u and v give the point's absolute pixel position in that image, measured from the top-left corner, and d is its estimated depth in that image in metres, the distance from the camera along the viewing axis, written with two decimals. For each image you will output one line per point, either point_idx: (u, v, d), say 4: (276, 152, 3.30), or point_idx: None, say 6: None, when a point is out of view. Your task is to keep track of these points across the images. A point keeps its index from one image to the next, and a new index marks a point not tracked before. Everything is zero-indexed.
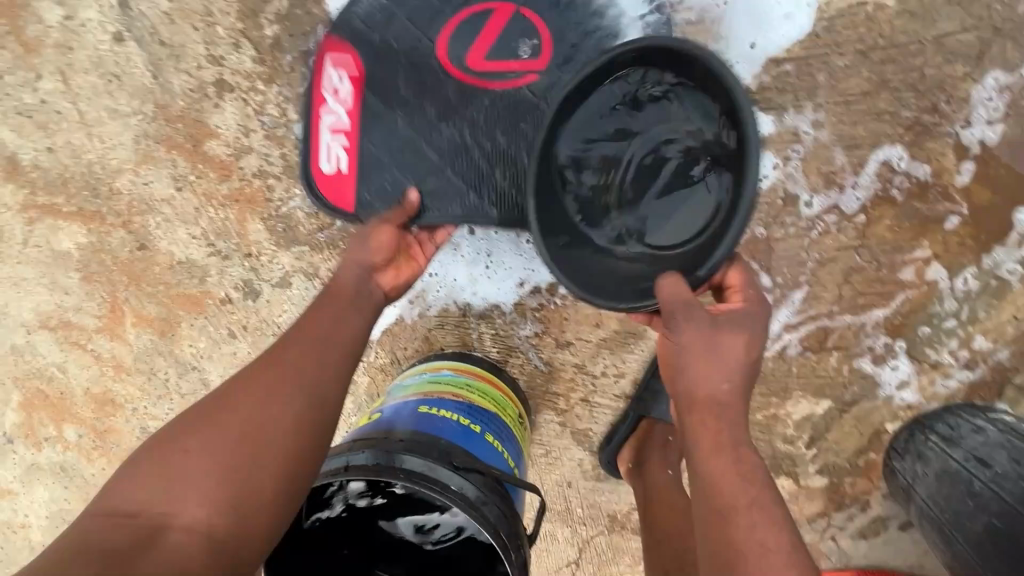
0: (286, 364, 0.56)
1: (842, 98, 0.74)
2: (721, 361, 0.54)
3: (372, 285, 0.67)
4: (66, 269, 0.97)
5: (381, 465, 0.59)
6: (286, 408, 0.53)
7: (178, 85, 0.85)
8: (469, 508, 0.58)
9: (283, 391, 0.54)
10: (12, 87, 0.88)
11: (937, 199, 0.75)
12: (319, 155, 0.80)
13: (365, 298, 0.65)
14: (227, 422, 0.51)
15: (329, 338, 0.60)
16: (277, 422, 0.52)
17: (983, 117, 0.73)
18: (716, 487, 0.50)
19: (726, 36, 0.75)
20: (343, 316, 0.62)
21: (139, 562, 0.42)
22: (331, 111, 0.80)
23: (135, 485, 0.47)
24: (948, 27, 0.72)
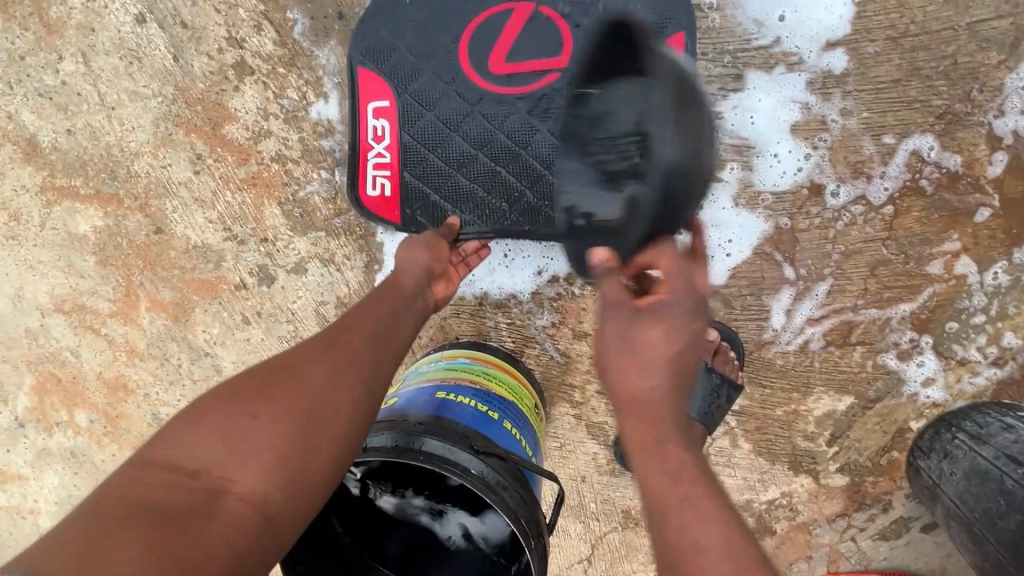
0: (351, 348, 0.57)
1: (872, 86, 0.73)
2: (639, 356, 0.51)
3: (425, 292, 0.69)
4: (82, 252, 0.97)
5: (401, 447, 0.58)
6: (349, 394, 0.53)
7: (199, 68, 0.85)
8: (489, 493, 0.56)
9: (350, 375, 0.54)
10: (34, 68, 0.88)
11: (968, 190, 0.74)
12: (366, 185, 0.82)
13: (416, 304, 0.67)
14: (292, 394, 0.51)
15: (387, 336, 0.61)
16: (338, 404, 0.52)
17: (1017, 106, 0.71)
18: (648, 489, 0.47)
19: (753, 16, 0.74)
20: (398, 315, 0.64)
21: (196, 528, 0.41)
22: (369, 138, 0.81)
23: (195, 442, 0.47)
24: (982, 13, 0.70)
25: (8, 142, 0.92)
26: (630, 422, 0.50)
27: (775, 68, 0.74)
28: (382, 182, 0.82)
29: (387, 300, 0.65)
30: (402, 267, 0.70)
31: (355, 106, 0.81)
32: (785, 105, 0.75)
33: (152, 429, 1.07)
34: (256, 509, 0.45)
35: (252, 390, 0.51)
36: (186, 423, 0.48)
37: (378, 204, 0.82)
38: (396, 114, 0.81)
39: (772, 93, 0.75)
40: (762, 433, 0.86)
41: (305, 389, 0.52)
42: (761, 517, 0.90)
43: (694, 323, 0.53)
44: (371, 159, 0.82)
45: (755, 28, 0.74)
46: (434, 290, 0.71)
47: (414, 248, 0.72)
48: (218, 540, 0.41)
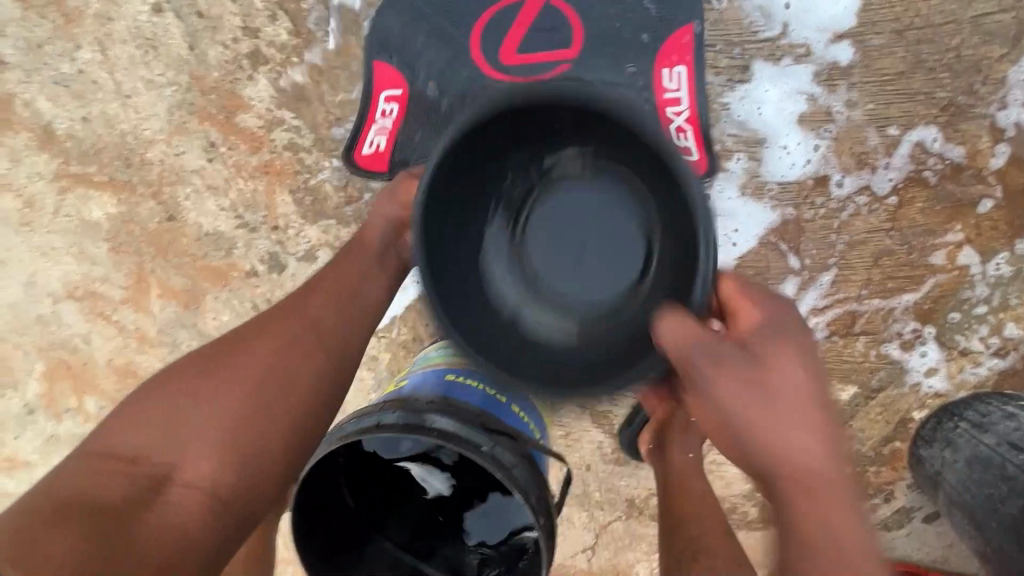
0: (299, 324, 0.63)
1: (877, 78, 0.74)
2: (778, 399, 0.54)
3: (398, 246, 0.70)
4: (95, 239, 0.98)
5: (414, 424, 0.59)
6: (301, 372, 0.61)
7: (214, 56, 0.86)
8: (500, 470, 0.57)
9: (294, 355, 0.61)
10: (50, 57, 0.90)
11: (971, 181, 0.75)
12: (364, 144, 0.85)
13: (386, 262, 0.69)
14: (233, 378, 0.60)
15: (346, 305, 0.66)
16: (280, 394, 0.60)
17: (1019, 98, 0.72)
18: (816, 538, 0.51)
19: (765, 10, 0.75)
20: (361, 282, 0.68)
21: (143, 517, 0.52)
22: (377, 111, 0.84)
23: (144, 428, 0.57)
24: (985, 8, 0.72)
25: (25, 129, 0.93)
26: (791, 475, 0.53)
27: (783, 59, 0.75)
28: (380, 144, 0.85)
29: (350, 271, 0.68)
30: (369, 223, 0.70)
31: (370, 89, 0.84)
32: (792, 96, 0.76)
33: None
34: (202, 493, 0.56)
35: (199, 376, 0.60)
36: (136, 408, 0.58)
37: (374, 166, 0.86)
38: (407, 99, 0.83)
39: (778, 84, 0.76)
40: None
41: (247, 371, 0.60)
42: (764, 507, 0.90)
43: (804, 338, 0.58)
44: (375, 128, 0.84)
45: (767, 21, 0.75)
46: (407, 240, 0.71)
47: (382, 201, 0.70)
48: (165, 528, 0.53)
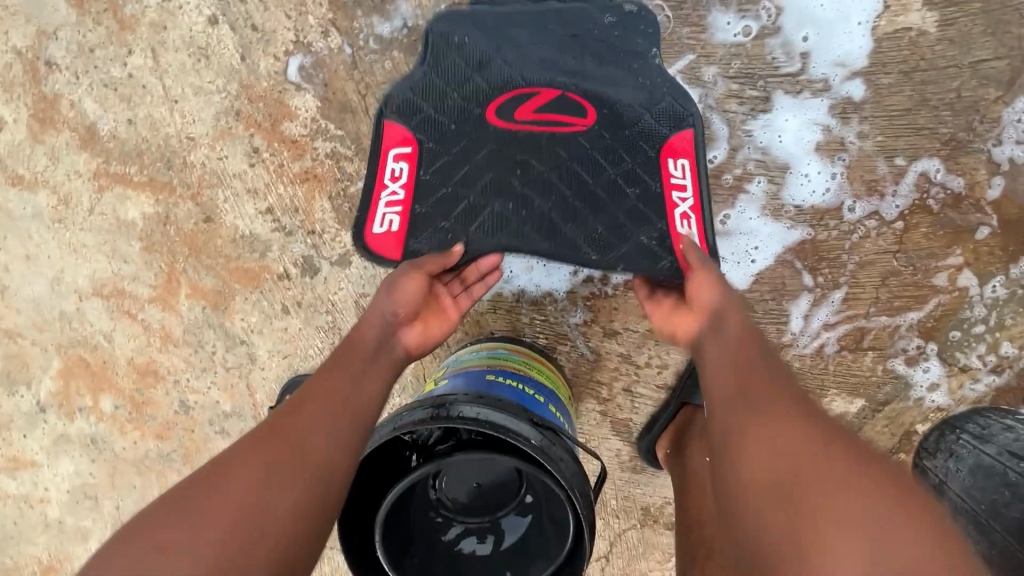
0: (289, 432, 0.57)
1: (886, 113, 0.81)
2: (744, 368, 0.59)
3: (396, 341, 0.72)
4: (128, 237, 1.00)
5: (466, 418, 0.63)
6: (289, 492, 0.53)
7: (265, 67, 0.90)
8: (549, 461, 0.61)
9: (281, 471, 0.54)
10: (102, 61, 0.93)
11: (970, 210, 0.82)
12: (374, 223, 0.81)
13: (387, 355, 0.70)
14: (203, 510, 0.49)
15: (344, 407, 0.61)
16: (265, 517, 0.50)
17: (1013, 136, 0.80)
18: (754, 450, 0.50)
19: (784, 45, 0.82)
20: (361, 377, 0.65)
21: None
22: (389, 174, 0.82)
23: None
24: (983, 55, 0.79)
25: (69, 128, 0.96)
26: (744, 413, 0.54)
27: (802, 92, 0.82)
28: (391, 218, 0.81)
29: (350, 362, 0.66)
30: (366, 320, 0.72)
31: (377, 149, 0.83)
32: (808, 127, 0.83)
33: (177, 416, 1.09)
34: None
35: (160, 519, 0.48)
36: None
37: (384, 241, 0.81)
38: (417, 159, 0.82)
39: (798, 114, 0.83)
40: None
41: (220, 497, 0.50)
42: None
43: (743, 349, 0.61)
44: (385, 203, 0.82)
45: (786, 57, 0.82)
46: (403, 336, 0.73)
47: (379, 295, 0.73)
48: None
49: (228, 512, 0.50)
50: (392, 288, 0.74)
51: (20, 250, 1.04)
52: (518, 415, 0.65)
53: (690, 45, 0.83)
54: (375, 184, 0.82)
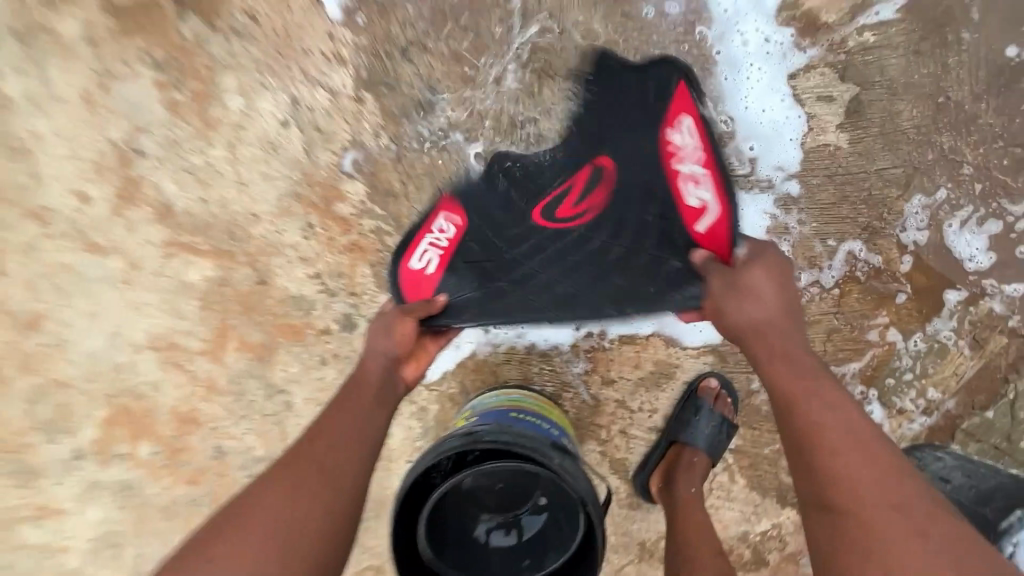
0: (315, 454, 0.74)
1: (819, 205, 1.02)
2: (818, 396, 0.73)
3: (396, 377, 0.88)
4: (188, 297, 1.15)
5: (505, 444, 0.76)
6: (319, 497, 0.70)
7: (324, 160, 1.10)
8: (571, 480, 0.75)
9: (313, 484, 0.71)
10: (186, 151, 1.12)
11: (889, 280, 1.02)
12: (412, 259, 1.00)
13: (388, 392, 0.85)
14: (259, 512, 0.68)
15: (357, 430, 0.78)
16: (302, 522, 0.68)
17: (914, 224, 1.01)
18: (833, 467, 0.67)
19: (739, 153, 1.03)
20: (367, 411, 0.81)
21: None
22: (434, 227, 1.01)
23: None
24: (885, 164, 1.00)
25: (148, 204, 1.13)
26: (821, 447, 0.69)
27: (753, 188, 1.03)
28: (426, 262, 1.00)
29: (357, 398, 0.82)
30: (370, 357, 0.89)
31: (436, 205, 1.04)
32: (761, 214, 1.03)
33: (211, 461, 1.19)
34: None
35: (229, 525, 0.67)
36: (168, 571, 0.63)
37: (414, 277, 1.00)
38: (462, 227, 1.00)
39: (752, 205, 1.04)
40: (753, 468, 1.06)
41: (272, 501, 0.69)
42: (756, 548, 1.08)
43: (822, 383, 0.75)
44: (422, 252, 1.00)
45: (740, 161, 1.03)
46: (405, 371, 0.90)
47: (378, 337, 0.90)
48: None
49: (275, 516, 0.67)
50: (392, 329, 0.90)
51: (85, 307, 1.17)
52: (541, 441, 0.79)
53: None
54: (416, 237, 1.02)
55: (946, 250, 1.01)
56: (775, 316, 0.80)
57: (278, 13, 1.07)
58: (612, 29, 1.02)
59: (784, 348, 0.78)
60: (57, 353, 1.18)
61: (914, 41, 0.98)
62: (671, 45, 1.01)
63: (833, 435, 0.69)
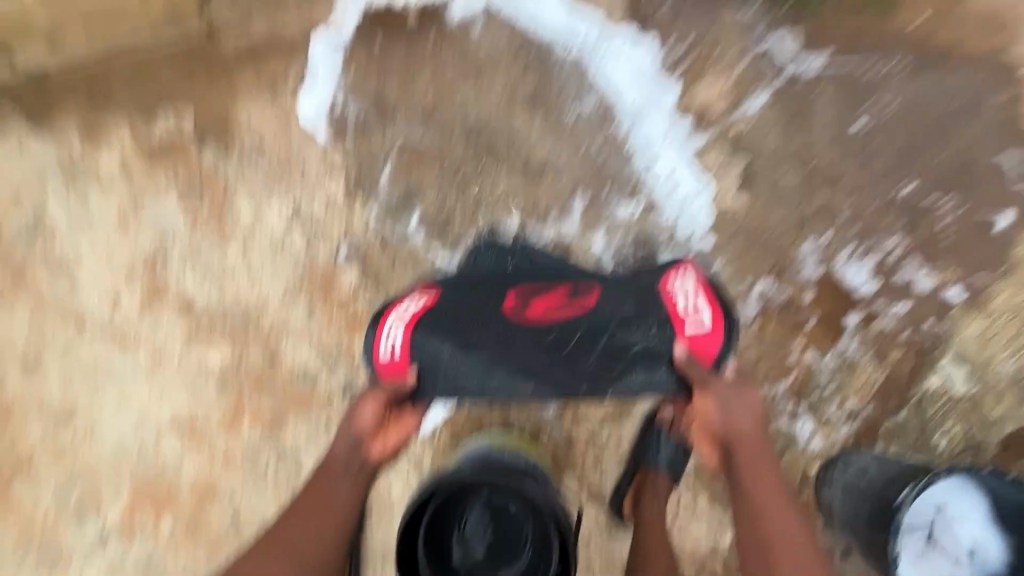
0: (313, 504, 0.92)
1: (732, 254, 1.25)
2: (781, 513, 0.88)
3: (360, 454, 0.94)
4: (207, 379, 1.31)
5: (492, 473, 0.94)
6: (319, 540, 0.90)
7: (321, 252, 1.31)
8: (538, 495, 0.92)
9: (315, 527, 0.90)
10: (205, 255, 1.33)
11: (798, 309, 1.23)
12: (380, 351, 0.92)
13: (352, 468, 0.93)
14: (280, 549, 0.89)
15: (333, 494, 0.92)
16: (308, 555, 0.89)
17: (810, 262, 1.23)
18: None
19: (662, 219, 1.26)
20: (338, 481, 0.93)
21: None
22: (399, 307, 0.96)
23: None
24: (779, 216, 1.24)
25: (171, 302, 1.33)
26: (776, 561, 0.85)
27: (677, 245, 1.25)
28: (394, 347, 0.91)
29: (329, 476, 0.93)
30: (338, 441, 0.95)
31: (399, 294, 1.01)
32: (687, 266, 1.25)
33: (229, 530, 1.30)
34: None
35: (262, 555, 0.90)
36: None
37: (387, 367, 0.91)
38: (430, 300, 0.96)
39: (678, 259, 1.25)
40: (711, 485, 1.22)
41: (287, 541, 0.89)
42: (726, 560, 1.21)
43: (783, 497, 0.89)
44: (389, 339, 0.91)
45: (665, 225, 1.26)
46: (370, 450, 0.94)
47: (343, 423, 0.95)
48: None
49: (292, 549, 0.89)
50: (354, 413, 0.94)
51: (114, 397, 1.33)
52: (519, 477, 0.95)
53: (600, 220, 1.27)
54: (382, 322, 0.94)
55: (841, 282, 1.23)
56: (757, 431, 0.92)
57: (280, 140, 1.32)
58: (549, 131, 1.28)
59: (760, 462, 0.91)
60: (87, 441, 1.32)
61: (784, 123, 1.25)
62: (596, 140, 1.27)
63: (784, 545, 0.86)
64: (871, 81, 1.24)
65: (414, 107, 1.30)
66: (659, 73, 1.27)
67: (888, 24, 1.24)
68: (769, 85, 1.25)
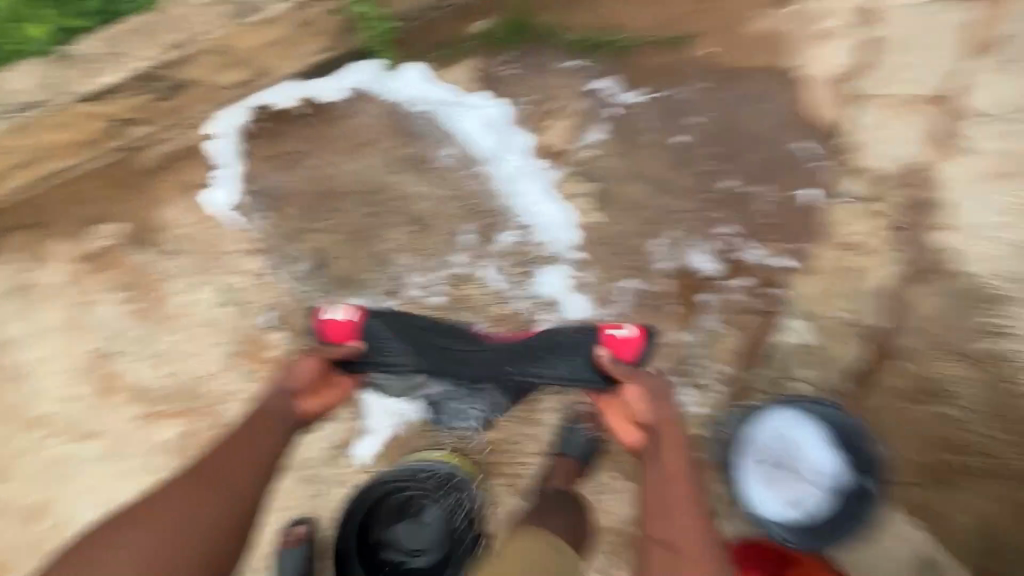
0: (243, 436, 1.09)
1: (599, 262, 1.48)
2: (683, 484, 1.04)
3: (292, 409, 1.13)
4: (167, 453, 1.47)
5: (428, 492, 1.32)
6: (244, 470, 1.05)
7: (252, 322, 1.50)
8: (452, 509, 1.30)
9: (242, 455, 1.06)
10: (149, 343, 1.50)
11: (661, 298, 1.46)
12: (327, 313, 1.22)
13: (285, 418, 1.12)
14: (211, 468, 1.05)
15: (262, 435, 1.09)
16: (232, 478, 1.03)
17: (664, 258, 1.47)
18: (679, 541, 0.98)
19: (541, 243, 1.50)
20: (271, 425, 1.11)
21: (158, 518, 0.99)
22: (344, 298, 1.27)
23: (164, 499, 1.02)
24: (633, 223, 1.48)
25: (124, 390, 1.49)
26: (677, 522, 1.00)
27: (554, 263, 1.49)
28: (340, 315, 1.22)
29: (268, 416, 1.12)
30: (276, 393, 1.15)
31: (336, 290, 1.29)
32: (565, 279, 1.49)
33: None
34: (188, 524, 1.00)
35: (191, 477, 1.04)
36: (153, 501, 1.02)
37: (331, 325, 1.21)
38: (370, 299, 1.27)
39: (556, 275, 1.49)
40: (618, 461, 1.40)
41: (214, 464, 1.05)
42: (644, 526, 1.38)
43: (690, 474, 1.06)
44: (338, 308, 1.23)
45: (544, 248, 1.50)
46: (297, 406, 1.14)
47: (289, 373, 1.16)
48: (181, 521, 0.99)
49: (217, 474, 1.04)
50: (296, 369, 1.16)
51: (84, 485, 1.47)
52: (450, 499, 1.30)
53: (486, 252, 1.50)
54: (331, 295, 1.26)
55: (691, 269, 1.46)
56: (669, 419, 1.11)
57: (203, 233, 1.53)
58: (430, 186, 1.51)
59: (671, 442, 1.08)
60: (66, 530, 1.46)
61: (621, 148, 1.50)
62: (471, 187, 1.51)
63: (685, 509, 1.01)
64: (684, 103, 1.51)
65: (314, 185, 1.52)
66: (512, 122, 1.52)
67: (689, 56, 1.50)
68: (604, 121, 1.51)
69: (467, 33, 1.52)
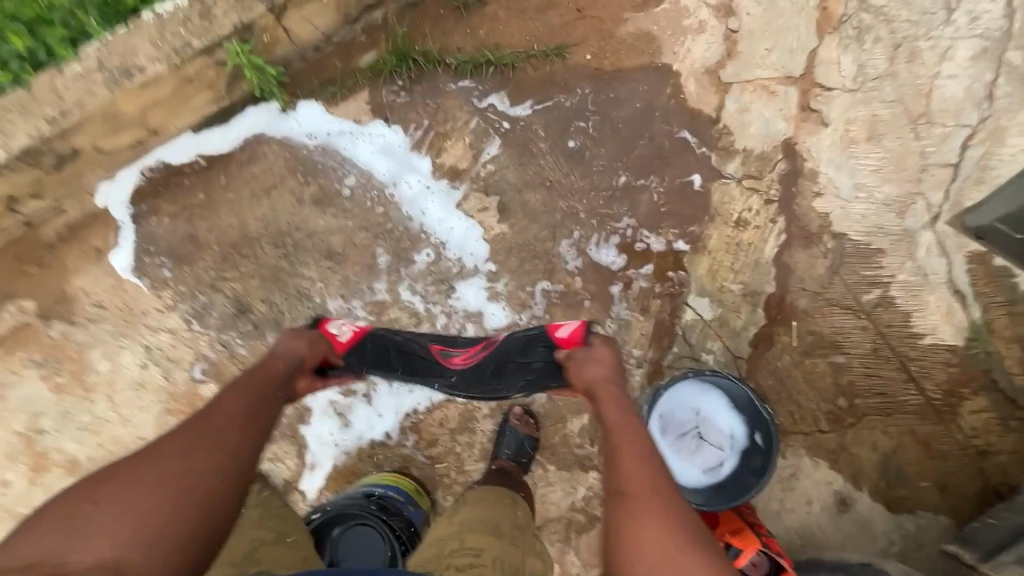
0: (226, 406, 1.02)
1: (511, 270, 1.56)
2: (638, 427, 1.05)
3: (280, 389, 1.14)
4: None
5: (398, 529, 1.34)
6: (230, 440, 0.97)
7: (180, 377, 1.51)
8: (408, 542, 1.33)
9: (216, 427, 0.97)
10: (76, 416, 1.49)
11: (574, 295, 1.55)
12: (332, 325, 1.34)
13: (272, 392, 1.11)
14: (187, 436, 0.95)
15: (242, 409, 1.03)
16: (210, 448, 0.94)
17: (571, 257, 1.56)
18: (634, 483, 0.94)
19: (454, 257, 1.56)
20: (256, 399, 1.06)
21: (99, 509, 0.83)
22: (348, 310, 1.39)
23: (114, 477, 0.88)
24: (538, 229, 1.56)
25: (57, 466, 1.48)
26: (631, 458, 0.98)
27: (468, 276, 1.55)
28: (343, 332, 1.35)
29: (259, 387, 1.09)
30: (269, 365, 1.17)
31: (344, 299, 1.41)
32: (481, 290, 1.55)
33: None
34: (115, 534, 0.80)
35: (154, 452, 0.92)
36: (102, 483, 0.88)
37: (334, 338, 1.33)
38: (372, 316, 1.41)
39: (473, 288, 1.55)
40: (554, 455, 1.48)
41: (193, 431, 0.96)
42: (586, 510, 1.46)
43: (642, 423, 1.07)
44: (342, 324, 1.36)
45: (457, 263, 1.56)
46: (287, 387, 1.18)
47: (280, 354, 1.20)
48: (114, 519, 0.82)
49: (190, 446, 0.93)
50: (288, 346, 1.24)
51: None
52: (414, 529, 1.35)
53: (404, 276, 1.55)
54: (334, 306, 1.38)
55: (598, 264, 1.56)
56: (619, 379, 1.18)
57: (117, 296, 1.53)
58: (341, 219, 1.55)
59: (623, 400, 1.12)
60: None
61: (517, 159, 1.58)
62: (381, 215, 1.56)
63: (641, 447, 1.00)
64: (570, 108, 1.60)
65: (224, 234, 1.54)
66: (410, 150, 1.58)
67: (568, 65, 1.60)
68: (497, 135, 1.59)
69: (356, 68, 1.57)
